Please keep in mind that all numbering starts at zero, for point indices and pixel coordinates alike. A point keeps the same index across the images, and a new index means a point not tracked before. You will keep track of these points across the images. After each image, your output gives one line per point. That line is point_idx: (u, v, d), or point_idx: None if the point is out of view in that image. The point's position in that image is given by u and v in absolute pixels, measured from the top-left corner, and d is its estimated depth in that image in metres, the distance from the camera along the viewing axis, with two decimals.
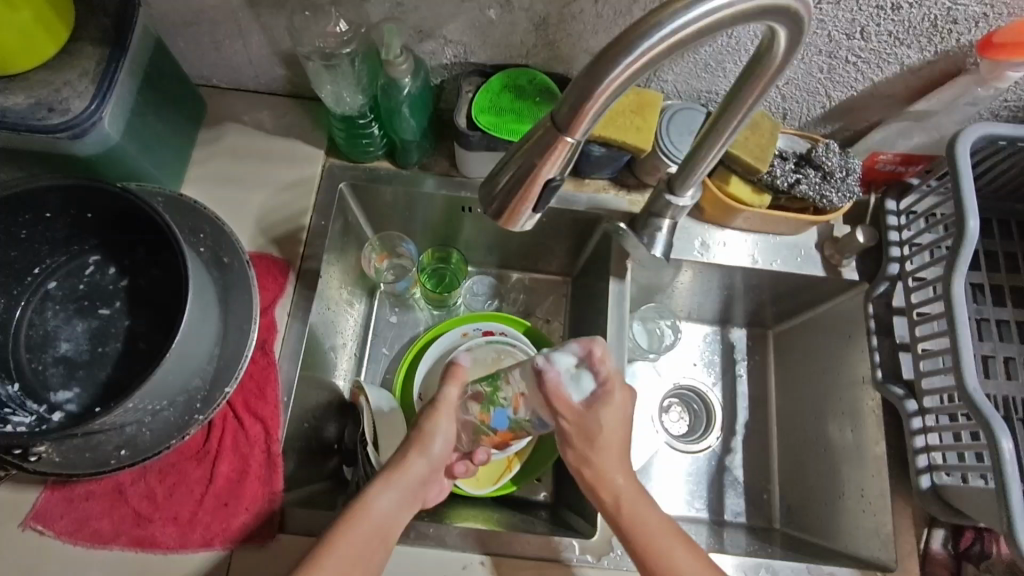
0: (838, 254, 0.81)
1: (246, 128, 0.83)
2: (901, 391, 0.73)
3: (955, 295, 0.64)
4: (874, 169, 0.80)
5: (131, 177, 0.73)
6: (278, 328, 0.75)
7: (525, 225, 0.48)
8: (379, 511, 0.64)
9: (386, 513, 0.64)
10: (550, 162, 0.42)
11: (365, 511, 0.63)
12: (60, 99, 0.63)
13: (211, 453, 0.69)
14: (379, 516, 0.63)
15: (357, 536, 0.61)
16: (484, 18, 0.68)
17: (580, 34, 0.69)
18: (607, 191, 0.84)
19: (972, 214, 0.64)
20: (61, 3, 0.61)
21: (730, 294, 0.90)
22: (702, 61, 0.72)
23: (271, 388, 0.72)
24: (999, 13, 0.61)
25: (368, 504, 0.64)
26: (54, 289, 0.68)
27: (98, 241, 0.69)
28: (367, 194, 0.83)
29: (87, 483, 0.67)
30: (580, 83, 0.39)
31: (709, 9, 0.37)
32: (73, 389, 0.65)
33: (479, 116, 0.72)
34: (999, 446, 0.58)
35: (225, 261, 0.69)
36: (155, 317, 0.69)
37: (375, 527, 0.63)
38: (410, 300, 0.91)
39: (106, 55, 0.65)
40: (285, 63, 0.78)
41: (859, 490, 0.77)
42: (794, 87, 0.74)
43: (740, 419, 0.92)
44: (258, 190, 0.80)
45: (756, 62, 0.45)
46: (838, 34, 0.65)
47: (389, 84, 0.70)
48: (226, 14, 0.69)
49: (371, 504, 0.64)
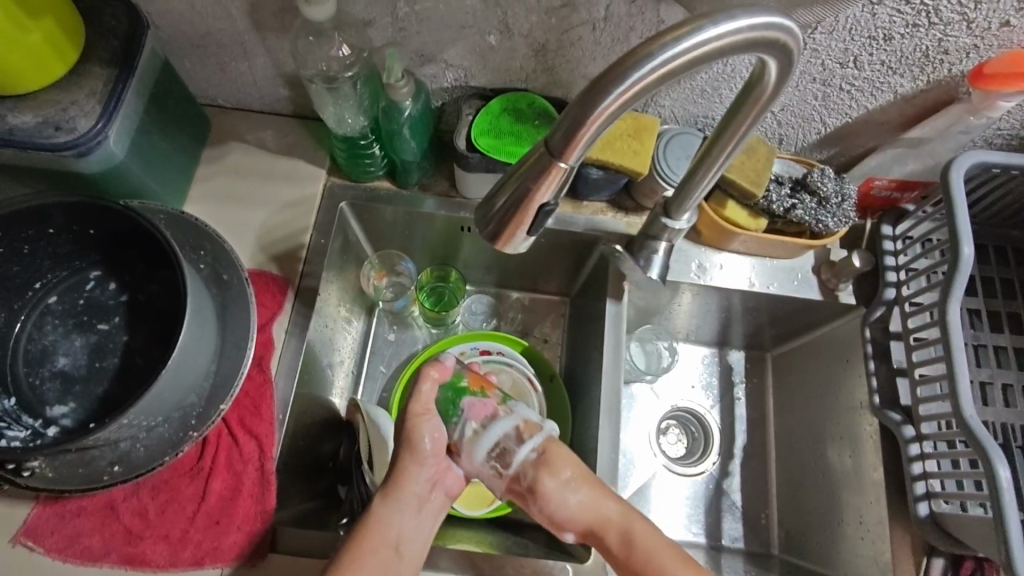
0: (835, 278, 0.81)
1: (249, 147, 0.84)
2: (899, 417, 0.72)
3: (951, 322, 0.64)
4: (868, 195, 0.81)
5: (135, 194, 0.74)
6: (274, 345, 0.75)
7: (519, 247, 0.48)
8: (392, 527, 0.60)
9: (402, 524, 0.61)
10: (544, 187, 0.43)
11: (380, 526, 0.60)
12: (66, 118, 0.64)
13: (204, 470, 0.69)
14: (393, 528, 0.60)
15: (374, 552, 0.59)
16: (484, 44, 0.69)
17: (579, 60, 0.70)
18: (604, 213, 0.84)
19: (967, 241, 0.64)
20: (70, 25, 0.63)
21: (728, 316, 0.90)
22: (698, 87, 0.73)
23: (267, 405, 0.72)
24: (989, 45, 0.62)
25: (380, 517, 0.60)
26: (54, 303, 0.69)
27: (99, 257, 0.70)
28: (367, 213, 0.83)
29: (79, 499, 0.67)
30: (575, 111, 0.40)
31: (700, 40, 0.38)
32: (68, 404, 0.66)
33: (479, 138, 0.73)
34: (997, 475, 0.58)
35: (225, 279, 0.69)
36: (153, 333, 0.69)
37: (389, 538, 0.60)
38: (408, 318, 0.92)
39: (113, 76, 0.66)
40: (288, 84, 0.80)
41: (858, 516, 0.77)
42: (789, 114, 0.75)
43: (738, 442, 0.92)
44: (260, 208, 0.81)
45: (748, 91, 0.46)
46: (832, 62, 0.66)
47: (391, 106, 0.71)
48: (233, 36, 0.71)
49: (380, 518, 0.60)
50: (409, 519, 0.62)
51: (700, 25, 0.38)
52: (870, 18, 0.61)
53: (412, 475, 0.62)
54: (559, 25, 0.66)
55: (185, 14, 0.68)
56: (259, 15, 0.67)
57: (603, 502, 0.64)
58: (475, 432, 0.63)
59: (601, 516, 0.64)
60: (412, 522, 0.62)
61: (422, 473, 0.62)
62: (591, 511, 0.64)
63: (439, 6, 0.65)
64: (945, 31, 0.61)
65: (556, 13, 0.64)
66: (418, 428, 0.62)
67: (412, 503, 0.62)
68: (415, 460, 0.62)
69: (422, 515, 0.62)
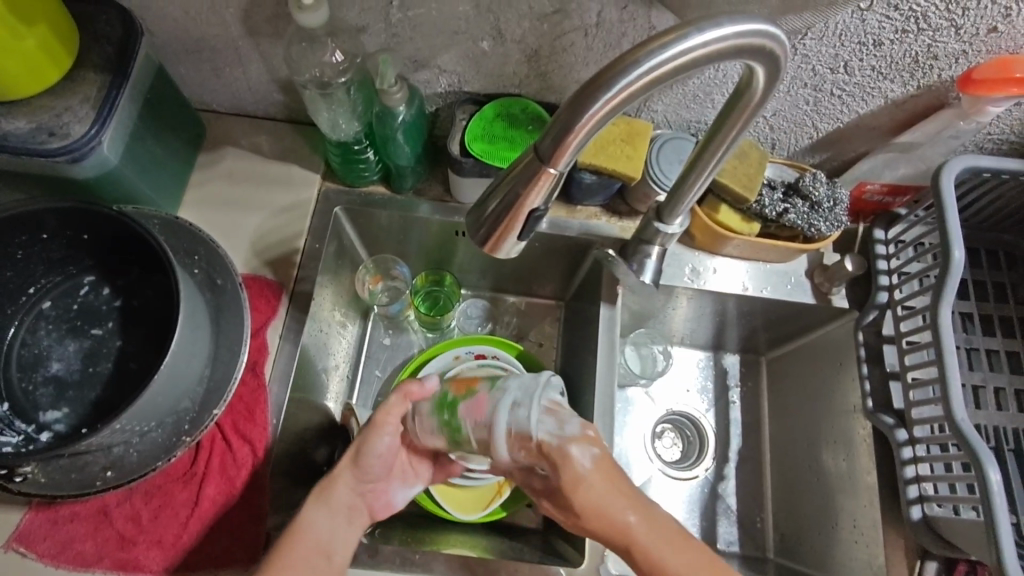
0: (828, 282, 0.82)
1: (244, 152, 0.84)
2: (892, 421, 0.73)
3: (943, 325, 0.64)
4: (861, 200, 0.81)
5: (130, 199, 0.75)
6: (269, 350, 0.75)
7: (510, 252, 0.49)
8: (318, 533, 0.59)
9: (323, 531, 0.59)
10: (534, 192, 0.43)
11: (303, 530, 0.59)
12: (61, 124, 0.64)
13: (197, 475, 0.69)
14: (318, 536, 0.59)
15: (303, 556, 0.57)
16: (477, 50, 0.70)
17: (571, 66, 0.70)
18: (598, 218, 0.84)
19: (957, 245, 0.64)
20: (65, 32, 0.63)
21: (722, 320, 0.90)
22: (691, 92, 0.74)
23: (260, 410, 0.72)
24: (978, 50, 0.63)
25: (303, 522, 0.59)
26: (48, 308, 0.69)
27: (93, 262, 0.70)
28: (362, 218, 0.84)
29: (72, 505, 0.67)
30: (563, 117, 0.40)
31: (686, 48, 0.39)
32: (61, 409, 0.66)
33: (472, 143, 0.73)
34: (987, 478, 0.58)
35: (219, 284, 0.69)
36: (147, 338, 0.69)
37: (315, 545, 0.58)
38: (403, 322, 0.92)
39: (108, 82, 0.66)
40: (282, 90, 0.80)
41: (852, 520, 0.77)
42: (781, 118, 0.75)
43: (733, 446, 0.92)
44: (254, 213, 0.81)
45: (737, 97, 0.46)
46: (822, 68, 0.67)
47: (385, 112, 0.71)
48: (227, 43, 0.71)
49: (304, 523, 0.59)
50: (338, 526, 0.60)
51: (687, 32, 0.39)
52: (859, 24, 0.61)
53: (342, 483, 0.62)
54: (551, 31, 0.66)
55: (180, 21, 0.69)
56: (253, 22, 0.68)
57: (619, 508, 0.53)
58: (485, 432, 0.54)
59: (618, 526, 0.53)
60: (340, 528, 0.60)
61: (354, 481, 0.63)
62: (602, 514, 0.53)
63: (432, 12, 0.65)
64: (934, 37, 0.62)
65: (549, 19, 0.64)
66: (371, 436, 0.62)
67: (341, 511, 0.61)
68: (349, 465, 0.63)
69: (350, 524, 0.61)
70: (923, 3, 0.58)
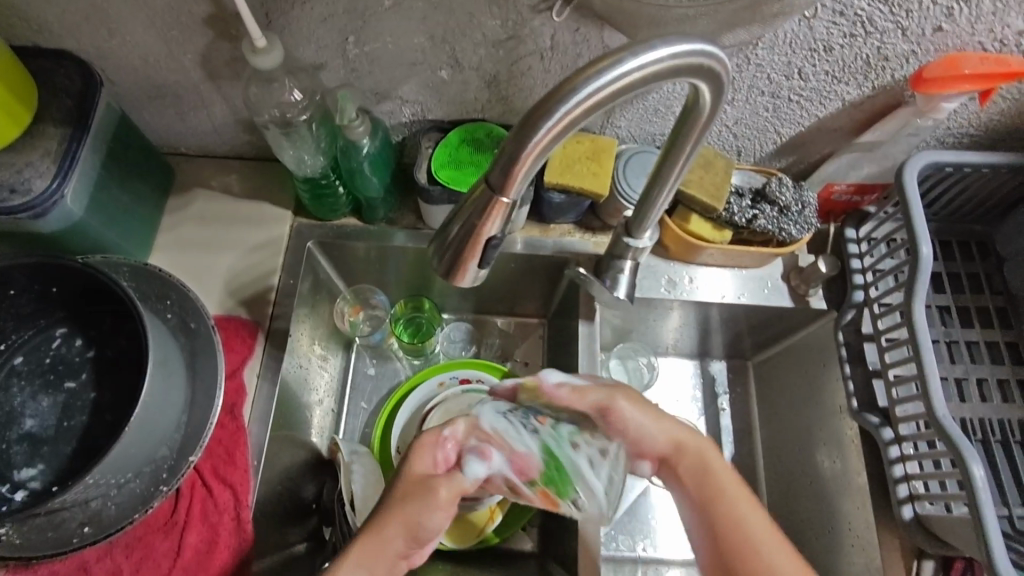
0: (804, 284, 0.82)
1: (214, 193, 0.84)
2: (876, 420, 0.72)
3: (917, 323, 0.64)
4: (829, 200, 0.82)
5: (98, 248, 0.74)
6: (246, 391, 0.74)
7: (474, 280, 0.48)
8: None
9: None
10: (489, 221, 0.43)
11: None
12: (22, 180, 0.64)
13: (179, 524, 0.68)
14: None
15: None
16: (436, 78, 0.70)
17: (531, 88, 0.71)
18: (572, 235, 0.85)
19: (924, 240, 0.65)
20: (22, 87, 0.63)
21: (706, 327, 0.90)
22: (651, 107, 0.75)
23: (240, 453, 0.71)
24: (926, 49, 0.64)
25: None
26: (20, 364, 0.68)
27: (64, 313, 0.69)
28: (336, 250, 0.83)
29: (50, 564, 0.65)
30: (509, 147, 0.40)
31: (622, 72, 0.39)
32: (37, 467, 0.65)
33: (439, 170, 0.74)
34: (971, 473, 0.58)
35: (192, 327, 0.68)
36: (121, 387, 0.68)
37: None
38: (387, 351, 0.91)
39: (67, 135, 0.66)
40: (248, 129, 0.80)
41: (847, 523, 0.77)
42: (742, 126, 0.76)
43: (726, 454, 0.91)
44: (227, 253, 0.81)
45: (687, 114, 0.47)
46: (777, 76, 0.68)
47: (349, 146, 0.72)
48: (188, 87, 0.72)
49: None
50: (393, 541, 0.53)
51: (621, 57, 0.39)
52: (807, 32, 0.62)
53: (422, 515, 0.55)
54: (507, 57, 0.67)
55: (140, 69, 0.69)
56: (212, 65, 0.68)
57: (643, 425, 0.63)
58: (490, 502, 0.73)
59: (647, 447, 0.63)
60: None
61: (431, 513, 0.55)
62: (645, 439, 0.63)
63: (388, 45, 0.66)
64: (882, 39, 0.62)
65: (504, 45, 0.65)
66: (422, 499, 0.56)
67: (410, 530, 0.54)
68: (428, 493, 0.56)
69: (402, 543, 0.53)
70: (867, 8, 0.59)
